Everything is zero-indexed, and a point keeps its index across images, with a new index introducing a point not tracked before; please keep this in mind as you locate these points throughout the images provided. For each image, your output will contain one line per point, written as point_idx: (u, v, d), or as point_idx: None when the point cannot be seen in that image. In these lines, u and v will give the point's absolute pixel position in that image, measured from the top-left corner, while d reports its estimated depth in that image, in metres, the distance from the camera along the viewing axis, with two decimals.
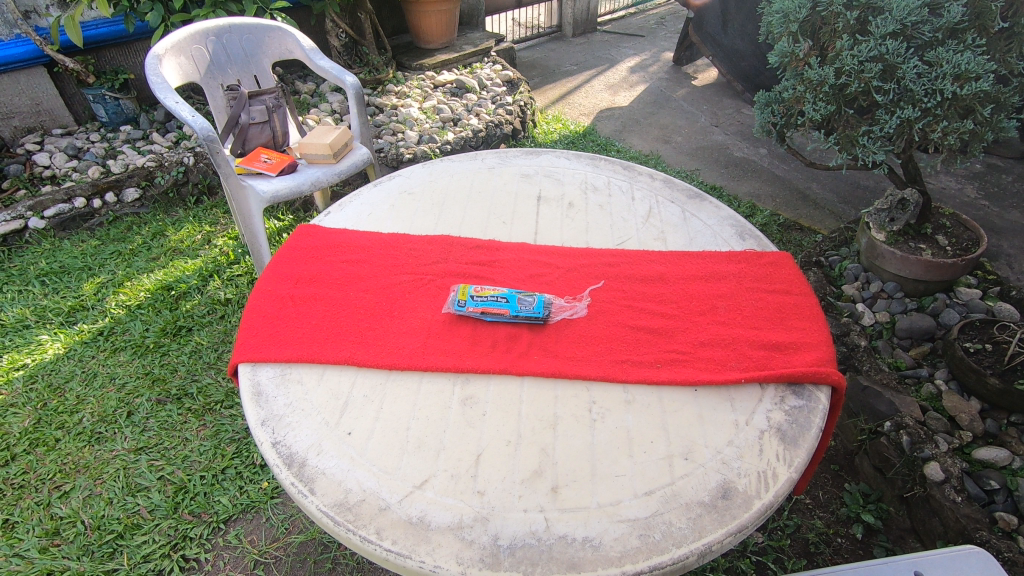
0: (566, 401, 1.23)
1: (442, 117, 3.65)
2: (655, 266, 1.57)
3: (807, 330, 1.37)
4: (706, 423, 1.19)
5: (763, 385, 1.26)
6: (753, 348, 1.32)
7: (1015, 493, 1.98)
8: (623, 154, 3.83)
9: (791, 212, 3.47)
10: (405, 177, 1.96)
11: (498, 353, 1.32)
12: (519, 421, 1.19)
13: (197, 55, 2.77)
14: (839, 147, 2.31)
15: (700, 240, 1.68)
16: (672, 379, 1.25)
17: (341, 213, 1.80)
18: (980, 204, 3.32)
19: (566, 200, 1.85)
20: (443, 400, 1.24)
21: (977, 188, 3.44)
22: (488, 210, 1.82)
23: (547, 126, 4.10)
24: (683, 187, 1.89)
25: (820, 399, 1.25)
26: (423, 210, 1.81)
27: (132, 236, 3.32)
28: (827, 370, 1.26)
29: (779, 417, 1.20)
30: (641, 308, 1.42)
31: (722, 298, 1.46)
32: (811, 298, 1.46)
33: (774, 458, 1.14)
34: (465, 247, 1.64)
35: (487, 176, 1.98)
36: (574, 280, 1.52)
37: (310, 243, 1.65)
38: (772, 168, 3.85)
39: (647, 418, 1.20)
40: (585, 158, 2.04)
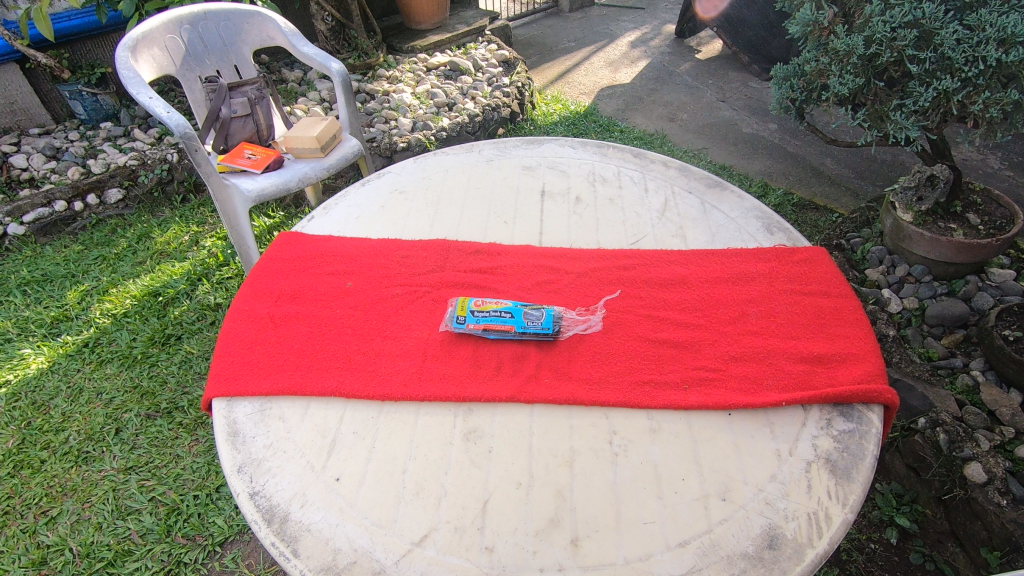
0: (582, 432, 1.09)
1: (436, 102, 3.45)
2: (676, 268, 1.40)
3: (853, 338, 1.22)
4: (744, 454, 1.04)
5: (806, 406, 1.11)
6: (791, 363, 1.18)
7: None
8: (627, 135, 3.61)
9: (806, 191, 3.30)
10: (396, 174, 1.79)
11: (504, 378, 1.17)
12: (531, 458, 1.05)
13: (171, 45, 2.58)
14: (866, 124, 2.11)
15: (723, 236, 1.51)
16: (703, 403, 1.11)
17: (327, 216, 1.63)
18: (1005, 175, 3.13)
19: (573, 194, 1.68)
20: (443, 435, 1.10)
21: (1001, 158, 3.25)
22: (487, 208, 1.65)
23: (546, 107, 3.88)
24: (701, 175, 1.72)
25: (872, 421, 1.09)
26: (416, 209, 1.65)
27: (117, 239, 3.17)
28: (878, 388, 1.11)
29: (827, 445, 1.05)
30: (662, 319, 1.28)
31: (753, 303, 1.31)
32: (852, 299, 1.31)
33: (826, 496, 0.99)
34: (463, 252, 1.47)
35: (485, 169, 1.80)
36: (585, 287, 1.36)
37: (292, 252, 1.49)
38: (784, 144, 3.66)
39: (676, 450, 1.06)
40: (592, 145, 1.86)
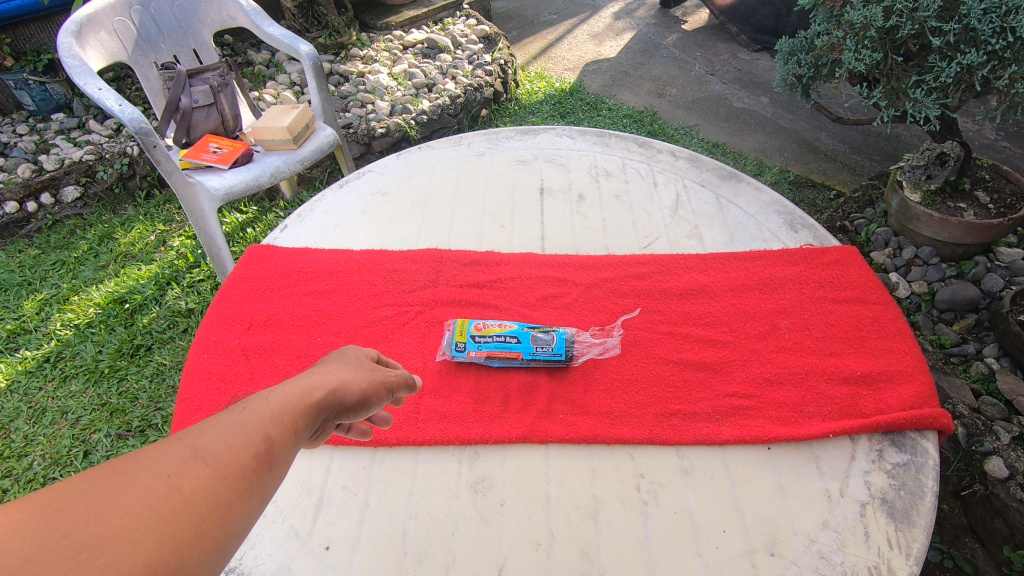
0: (606, 476, 0.96)
1: (415, 83, 3.22)
2: (695, 275, 1.27)
3: (897, 353, 1.09)
4: (790, 497, 0.92)
5: (853, 436, 0.99)
6: (833, 384, 1.05)
7: None
8: (616, 113, 3.34)
9: (801, 167, 3.01)
10: (377, 172, 1.61)
11: (512, 415, 1.03)
12: (549, 511, 0.92)
13: (120, 28, 2.32)
14: (881, 102, 1.97)
15: (743, 235, 1.38)
16: (739, 437, 0.98)
17: (302, 224, 1.46)
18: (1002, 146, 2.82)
19: (575, 191, 1.52)
20: (447, 486, 0.96)
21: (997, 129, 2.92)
22: (482, 209, 1.49)
23: (530, 84, 3.64)
24: (713, 165, 1.57)
25: (928, 450, 0.98)
26: (401, 214, 1.48)
27: (77, 241, 2.89)
28: (932, 412, 0.99)
29: (881, 482, 0.94)
30: (685, 336, 1.14)
31: (784, 314, 1.18)
32: (892, 306, 1.18)
33: (886, 544, 0.87)
34: (458, 264, 1.32)
35: (477, 165, 1.63)
36: (596, 301, 1.22)
37: (263, 269, 1.32)
38: (777, 118, 3.33)
39: (712, 494, 0.93)
40: (592, 134, 1.70)
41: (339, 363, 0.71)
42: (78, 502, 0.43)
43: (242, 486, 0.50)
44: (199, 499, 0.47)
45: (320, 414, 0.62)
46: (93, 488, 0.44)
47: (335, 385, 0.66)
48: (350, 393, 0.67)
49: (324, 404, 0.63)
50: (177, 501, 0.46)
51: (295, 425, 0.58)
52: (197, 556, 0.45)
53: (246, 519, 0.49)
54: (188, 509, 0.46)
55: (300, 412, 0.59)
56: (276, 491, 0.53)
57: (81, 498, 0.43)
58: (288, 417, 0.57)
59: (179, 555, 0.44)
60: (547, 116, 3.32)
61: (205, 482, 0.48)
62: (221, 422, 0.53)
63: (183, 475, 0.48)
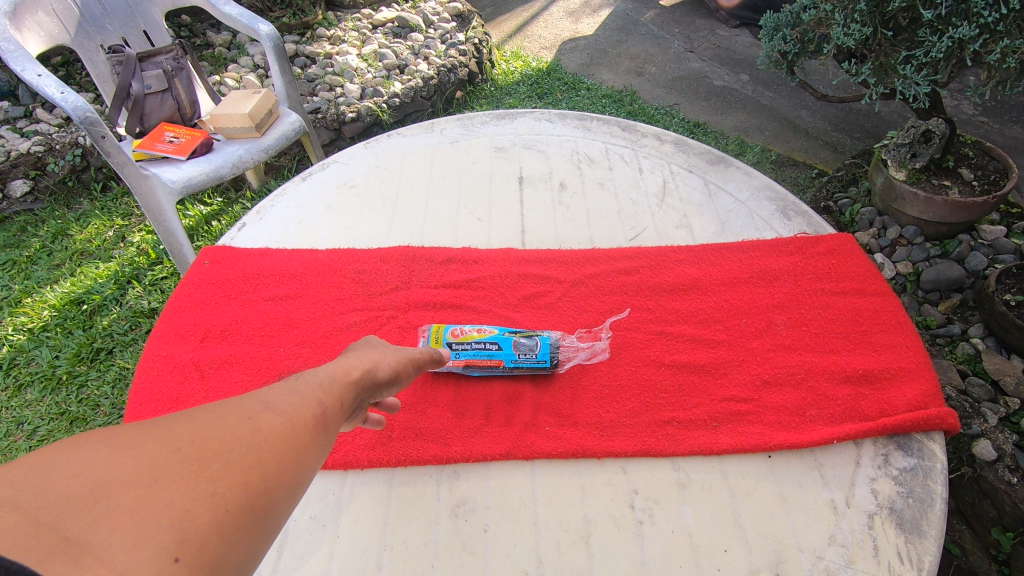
0: (598, 493, 0.89)
1: (386, 64, 3.06)
2: (687, 269, 1.19)
3: (900, 349, 1.03)
4: (794, 510, 0.87)
5: (857, 440, 0.94)
6: (835, 385, 0.99)
7: None
8: (595, 93, 3.20)
9: (782, 147, 2.79)
10: (344, 163, 1.50)
11: (494, 430, 0.95)
12: (537, 536, 0.85)
13: (61, 9, 2.01)
14: (870, 78, 1.90)
15: (734, 223, 1.30)
16: (738, 445, 0.92)
17: (261, 222, 1.35)
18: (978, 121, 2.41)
19: (556, 179, 1.43)
20: (426, 511, 0.88)
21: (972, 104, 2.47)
22: (457, 201, 1.39)
23: (506, 64, 3.48)
24: (701, 149, 1.49)
25: (936, 453, 0.92)
26: (370, 209, 1.37)
27: (28, 239, 2.45)
28: (938, 413, 0.94)
29: (888, 490, 0.89)
30: (678, 336, 1.07)
31: (781, 309, 1.11)
32: (892, 297, 1.12)
33: (897, 559, 0.82)
34: (432, 262, 1.22)
35: (451, 152, 1.52)
36: (582, 300, 1.14)
37: (217, 273, 1.21)
38: (757, 96, 3.13)
39: (711, 511, 0.87)
40: (573, 118, 1.60)
41: (368, 349, 0.79)
42: (180, 430, 0.49)
43: (309, 436, 0.57)
44: (279, 439, 0.53)
45: (359, 390, 0.71)
46: (190, 421, 0.50)
47: (370, 363, 0.74)
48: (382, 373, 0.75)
49: (362, 380, 0.71)
50: (260, 439, 0.52)
51: (340, 397, 0.65)
52: (279, 487, 0.51)
53: (312, 464, 0.56)
54: (270, 445, 0.52)
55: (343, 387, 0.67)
56: (333, 446, 0.59)
57: (183, 428, 0.49)
58: (337, 388, 0.65)
59: (266, 482, 0.50)
60: (524, 97, 3.19)
61: (279, 427, 0.55)
62: (282, 387, 0.61)
63: (260, 422, 0.54)
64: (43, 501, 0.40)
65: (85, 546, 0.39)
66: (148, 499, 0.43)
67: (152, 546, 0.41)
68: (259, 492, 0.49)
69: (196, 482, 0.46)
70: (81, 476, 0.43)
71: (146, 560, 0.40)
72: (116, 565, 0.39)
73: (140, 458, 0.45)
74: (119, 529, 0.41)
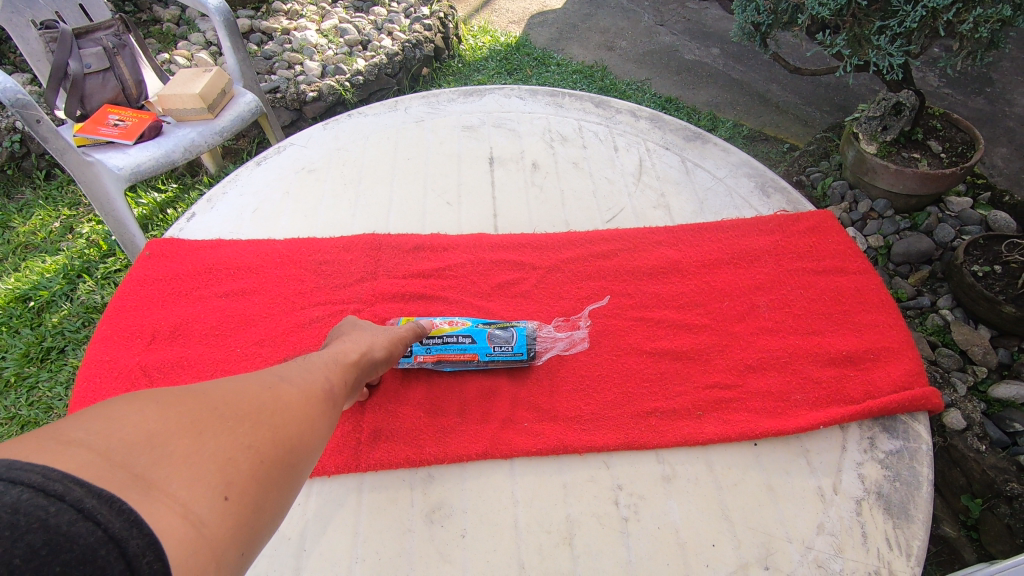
0: (580, 492, 0.85)
1: (348, 41, 2.90)
2: (666, 251, 1.15)
3: (882, 328, 1.01)
4: (782, 500, 0.84)
5: (843, 424, 0.91)
6: (818, 367, 0.96)
7: None
8: (565, 68, 3.10)
9: (754, 121, 2.75)
10: (301, 146, 1.40)
11: (470, 427, 0.90)
12: (517, 539, 0.81)
13: None
14: (845, 50, 1.86)
15: (713, 202, 1.26)
16: (724, 434, 0.88)
17: (212, 211, 1.25)
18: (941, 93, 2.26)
19: (528, 159, 1.36)
20: (399, 518, 0.83)
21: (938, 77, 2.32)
22: (424, 184, 1.31)
23: (473, 39, 3.35)
24: (677, 125, 1.44)
25: (921, 434, 0.91)
26: (331, 195, 1.29)
27: None
28: (922, 393, 0.92)
29: (875, 475, 0.87)
30: (659, 322, 1.03)
31: (762, 290, 1.07)
32: (873, 275, 1.10)
33: (886, 546, 0.80)
34: (399, 250, 1.15)
35: (416, 132, 1.44)
36: (559, 287, 1.09)
37: (166, 268, 1.12)
38: (728, 70, 3.08)
39: (698, 505, 0.84)
40: (544, 94, 1.53)
41: (361, 331, 0.85)
42: (214, 394, 0.54)
43: (321, 406, 0.65)
44: (296, 409, 0.60)
45: (358, 370, 0.78)
46: (220, 388, 0.56)
47: (365, 348, 0.80)
48: (377, 356, 0.82)
49: (361, 362, 0.78)
50: (281, 408, 0.59)
51: (340, 378, 0.72)
52: (300, 448, 0.58)
53: (322, 431, 0.63)
54: (289, 414, 0.59)
55: (342, 371, 0.74)
56: (338, 418, 0.67)
57: (215, 394, 0.55)
58: (339, 368, 0.73)
59: (289, 442, 0.57)
60: (492, 74, 3.08)
61: (296, 399, 0.62)
62: (293, 366, 0.68)
63: (278, 393, 0.61)
64: (111, 443, 0.44)
65: (152, 481, 0.44)
66: (197, 448, 0.49)
67: (205, 486, 0.47)
68: (284, 450, 0.56)
69: (234, 437, 0.52)
70: (137, 426, 0.47)
71: (202, 496, 0.46)
72: (179, 498, 0.45)
73: (186, 413, 0.50)
74: (175, 470, 0.46)
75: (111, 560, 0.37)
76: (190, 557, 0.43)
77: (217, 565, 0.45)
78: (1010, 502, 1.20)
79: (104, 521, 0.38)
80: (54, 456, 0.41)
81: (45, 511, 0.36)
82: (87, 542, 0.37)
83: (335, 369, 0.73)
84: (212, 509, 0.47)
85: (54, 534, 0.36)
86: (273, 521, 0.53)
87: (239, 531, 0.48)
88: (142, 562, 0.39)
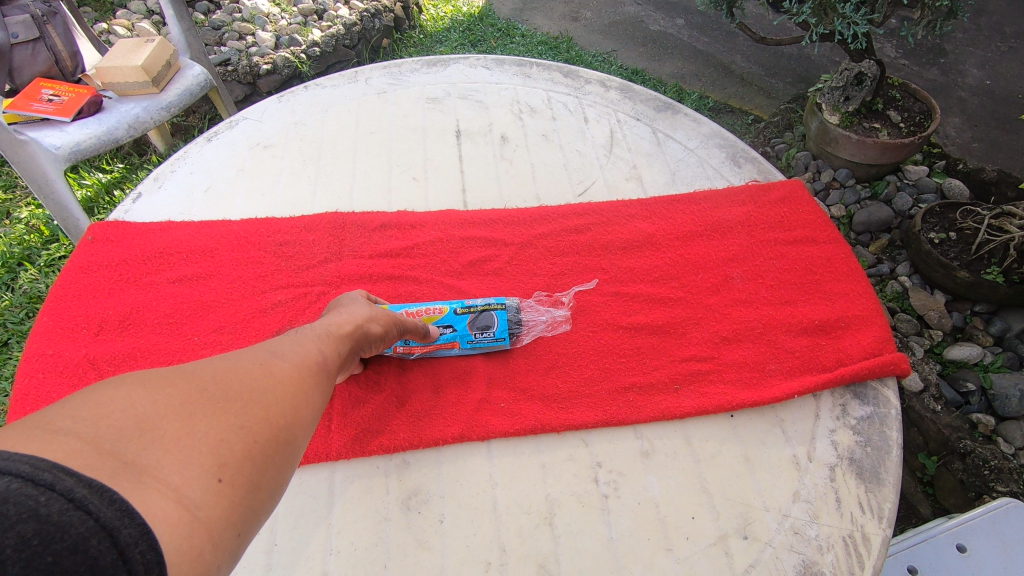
0: (559, 471, 0.84)
1: (302, 10, 2.75)
2: (640, 224, 1.13)
3: (852, 296, 1.02)
4: (758, 470, 0.85)
5: (816, 392, 0.92)
6: (791, 337, 0.96)
7: (1003, 394, 1.34)
8: (530, 40, 3.02)
9: (719, 93, 2.75)
10: (255, 120, 1.32)
11: (444, 411, 0.87)
12: (498, 522, 0.79)
13: None
14: (810, 19, 1.84)
15: (685, 173, 1.25)
16: (701, 408, 0.88)
17: (160, 192, 1.17)
18: (899, 64, 2.28)
19: (497, 131, 1.32)
20: (376, 506, 0.80)
21: (896, 47, 2.33)
22: (389, 158, 1.26)
23: (434, 9, 3.22)
24: (648, 96, 1.41)
25: (890, 400, 0.93)
26: (289, 171, 1.22)
27: None
28: (891, 358, 0.93)
29: (847, 441, 0.88)
30: (633, 297, 1.01)
31: (736, 262, 1.07)
32: (842, 245, 1.10)
33: (860, 509, 0.82)
34: (365, 229, 1.10)
35: (378, 105, 1.37)
36: (531, 263, 1.06)
37: (110, 253, 1.04)
38: (693, 41, 3.05)
39: (677, 480, 0.83)
40: (510, 64, 1.47)
41: (356, 302, 0.80)
42: (204, 374, 0.50)
43: (316, 381, 0.61)
44: (290, 385, 0.56)
45: (353, 343, 0.73)
46: (210, 366, 0.51)
47: (360, 321, 0.75)
48: (372, 331, 0.76)
49: (356, 335, 0.73)
50: (274, 385, 0.54)
51: (333, 351, 0.68)
52: (298, 423, 0.54)
53: (318, 407, 0.59)
54: (283, 390, 0.55)
55: (335, 344, 0.69)
56: (334, 393, 0.63)
57: (205, 373, 0.50)
58: (334, 341, 0.68)
59: (286, 419, 0.53)
60: (455, 45, 2.97)
61: (289, 375, 0.57)
62: (284, 341, 0.63)
63: (270, 370, 0.56)
64: (97, 430, 0.40)
65: (144, 467, 0.40)
66: (187, 430, 0.45)
67: (198, 468, 0.43)
68: (280, 428, 0.52)
69: (225, 417, 0.48)
70: (123, 410, 0.43)
71: (194, 478, 0.42)
72: (171, 483, 0.41)
73: (175, 395, 0.46)
74: (167, 454, 0.42)
75: (104, 550, 0.33)
76: (186, 542, 0.39)
77: (214, 550, 0.41)
78: (963, 458, 1.24)
79: (96, 510, 0.34)
80: (35, 445, 0.37)
81: (36, 501, 0.32)
82: (79, 532, 0.33)
83: (327, 342, 0.68)
84: (208, 491, 0.43)
85: (44, 524, 0.31)
86: (273, 500, 0.49)
87: (236, 513, 0.44)
88: (135, 552, 0.35)
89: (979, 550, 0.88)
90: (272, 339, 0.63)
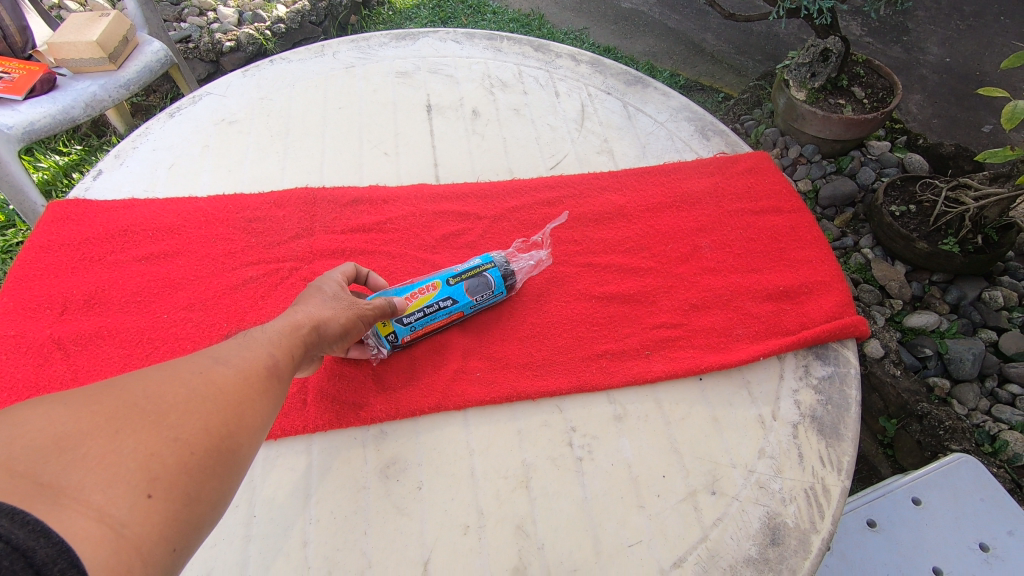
0: (535, 436, 0.86)
1: None
2: (611, 197, 1.14)
3: (816, 263, 1.05)
4: (726, 430, 0.88)
5: (781, 355, 0.96)
6: (757, 303, 0.99)
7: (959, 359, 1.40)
8: (501, 17, 2.98)
9: (690, 70, 2.77)
10: (220, 96, 1.29)
11: (421, 382, 0.88)
12: (475, 487, 0.81)
13: None
14: None
15: (655, 146, 1.26)
16: (671, 371, 0.91)
17: (121, 169, 1.14)
18: (863, 41, 2.33)
19: (468, 106, 1.31)
20: (354, 477, 0.81)
21: (861, 24, 2.38)
22: (359, 133, 1.24)
23: None
24: (618, 69, 1.41)
25: (850, 360, 0.97)
26: (256, 147, 1.20)
27: None
28: (851, 322, 0.97)
29: (810, 400, 0.92)
30: (605, 267, 1.03)
31: (705, 232, 1.09)
32: (806, 214, 1.14)
33: (820, 464, 0.86)
34: (336, 204, 1.09)
35: (346, 79, 1.35)
36: (505, 236, 1.07)
37: (69, 232, 1.02)
38: (664, 18, 3.06)
39: (649, 441, 0.86)
40: (481, 37, 1.46)
41: (318, 295, 0.77)
42: (134, 389, 0.51)
43: (264, 387, 0.61)
44: (232, 393, 0.57)
45: (311, 344, 0.72)
46: (142, 380, 0.52)
47: (317, 319, 0.73)
48: (330, 331, 0.74)
49: (313, 335, 0.72)
50: (213, 394, 0.55)
51: (285, 353, 0.67)
52: (242, 431, 0.56)
53: (265, 413, 0.60)
54: (223, 399, 0.56)
55: (289, 347, 0.68)
56: (285, 397, 0.64)
57: (135, 388, 0.51)
58: (286, 342, 0.68)
59: (225, 429, 0.54)
60: (425, 22, 2.90)
61: (230, 382, 0.58)
62: (228, 347, 0.64)
63: (211, 378, 0.57)
64: (14, 455, 0.42)
65: (64, 489, 0.41)
66: (113, 447, 0.46)
67: (124, 486, 0.44)
68: (218, 438, 0.53)
69: (156, 432, 0.49)
70: (44, 431, 0.44)
71: (120, 496, 0.44)
72: (95, 503, 0.42)
73: (99, 414, 0.47)
74: (91, 474, 0.44)
75: (17, 570, 0.33)
76: (112, 560, 0.41)
77: (145, 564, 0.43)
78: (920, 420, 1.31)
79: (6, 533, 0.34)
80: None
81: None
82: None
83: (278, 345, 0.67)
84: (136, 507, 0.44)
85: None
86: (216, 509, 0.51)
87: (169, 526, 0.46)
88: (54, 570, 0.36)
89: (933, 503, 0.93)
90: (217, 345, 0.64)
